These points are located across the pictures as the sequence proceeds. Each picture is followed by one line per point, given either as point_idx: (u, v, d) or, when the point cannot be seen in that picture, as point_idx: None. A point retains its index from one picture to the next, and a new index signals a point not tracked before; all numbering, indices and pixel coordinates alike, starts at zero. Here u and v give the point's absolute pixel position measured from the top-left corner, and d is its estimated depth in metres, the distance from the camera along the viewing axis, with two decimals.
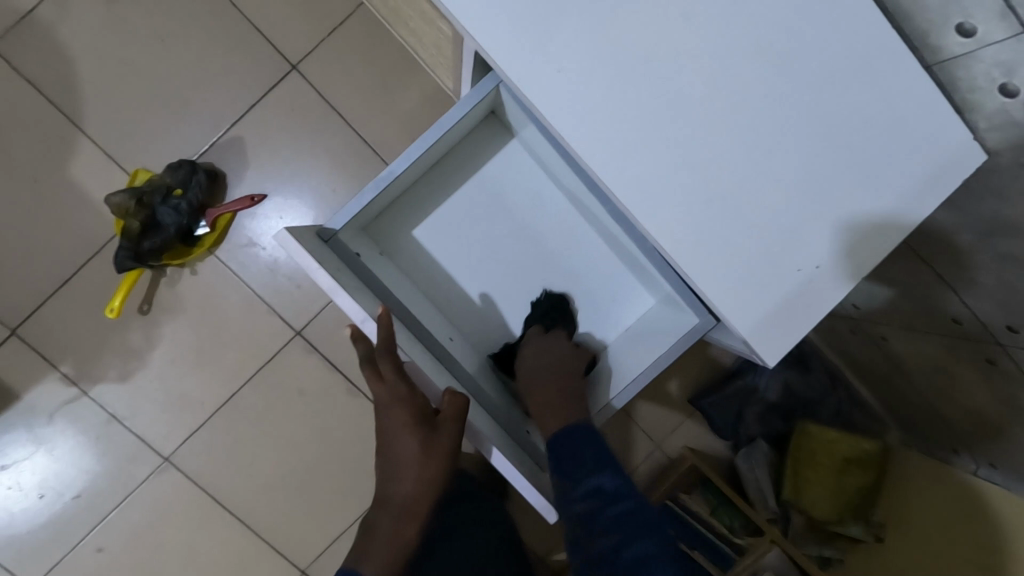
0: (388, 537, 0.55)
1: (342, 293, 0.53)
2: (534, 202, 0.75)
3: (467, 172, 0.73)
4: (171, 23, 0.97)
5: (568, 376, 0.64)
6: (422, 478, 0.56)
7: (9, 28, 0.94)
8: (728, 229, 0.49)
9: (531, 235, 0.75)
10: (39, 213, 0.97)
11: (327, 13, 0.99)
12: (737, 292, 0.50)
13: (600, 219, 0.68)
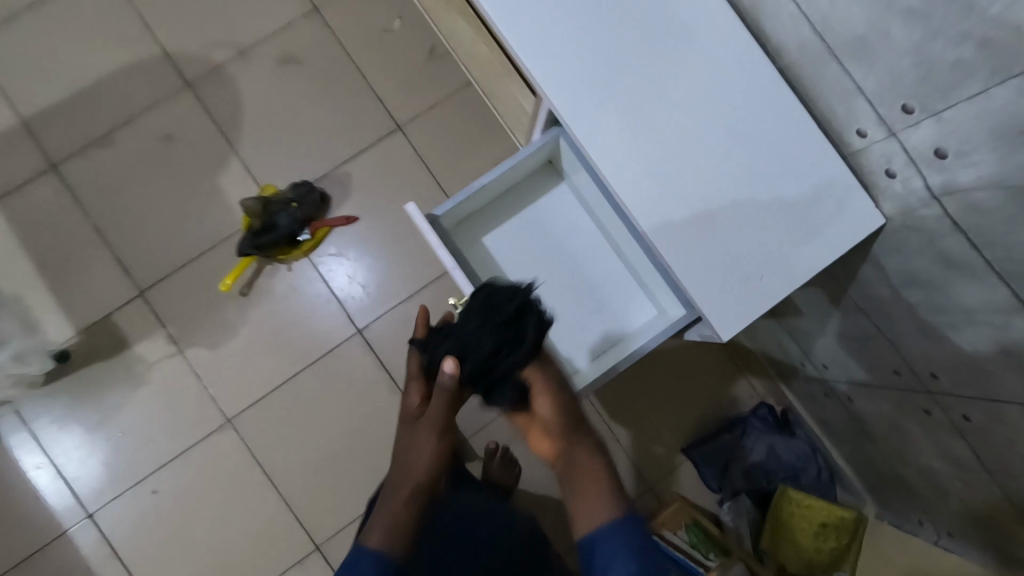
0: (389, 512, 0.64)
1: (442, 249, 0.76)
2: (575, 229, 0.92)
3: (528, 202, 0.92)
4: (317, 85, 1.30)
5: (576, 436, 0.66)
6: (428, 460, 0.67)
7: (204, 74, 1.28)
8: (709, 240, 0.71)
9: (569, 254, 0.91)
10: (186, 206, 1.25)
11: (431, 93, 1.30)
12: (735, 290, 0.70)
13: (619, 243, 0.89)
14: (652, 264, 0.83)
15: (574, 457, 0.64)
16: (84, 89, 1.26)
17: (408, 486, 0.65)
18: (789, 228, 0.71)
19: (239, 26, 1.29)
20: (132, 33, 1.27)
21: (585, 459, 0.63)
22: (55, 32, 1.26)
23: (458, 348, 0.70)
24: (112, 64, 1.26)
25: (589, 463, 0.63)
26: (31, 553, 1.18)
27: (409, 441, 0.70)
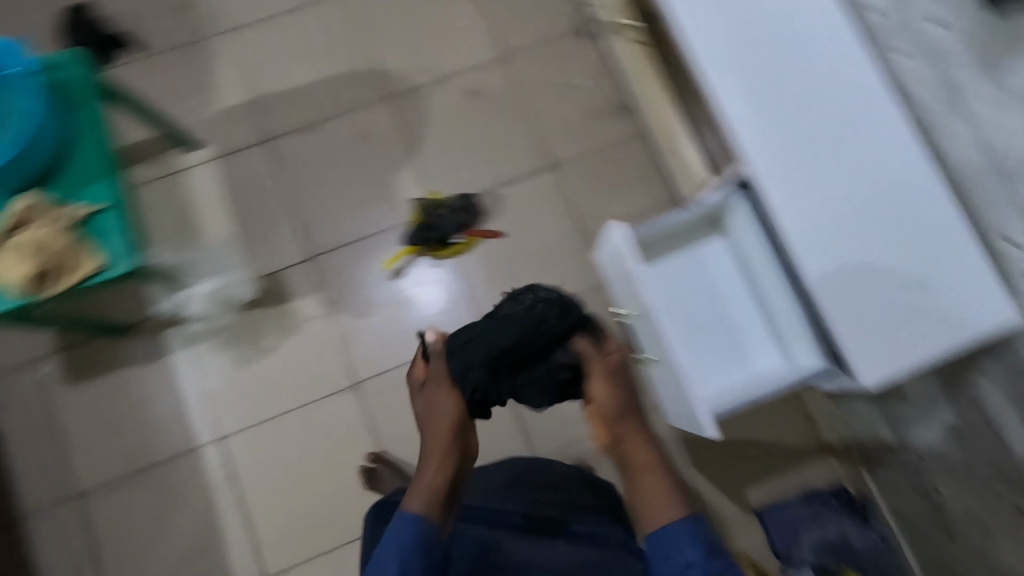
0: (429, 482, 0.79)
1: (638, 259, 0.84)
2: (719, 275, 1.02)
3: (682, 243, 1.03)
4: (494, 118, 1.50)
5: (628, 414, 0.85)
6: (449, 421, 0.86)
7: (403, 91, 1.50)
8: (859, 300, 0.84)
9: (710, 295, 1.02)
10: (364, 194, 1.45)
11: (588, 143, 1.49)
12: (876, 345, 0.83)
13: (766, 295, 0.96)
14: (803, 316, 0.90)
15: (626, 442, 0.82)
16: (305, 85, 1.49)
17: (440, 456, 0.82)
18: (962, 285, 0.82)
19: (441, 58, 1.52)
20: (355, 48, 1.52)
21: (639, 441, 0.82)
22: (293, 36, 1.52)
23: (479, 357, 0.91)
24: (332, 69, 1.50)
25: (644, 448, 0.81)
26: (163, 464, 1.33)
27: (445, 420, 0.86)
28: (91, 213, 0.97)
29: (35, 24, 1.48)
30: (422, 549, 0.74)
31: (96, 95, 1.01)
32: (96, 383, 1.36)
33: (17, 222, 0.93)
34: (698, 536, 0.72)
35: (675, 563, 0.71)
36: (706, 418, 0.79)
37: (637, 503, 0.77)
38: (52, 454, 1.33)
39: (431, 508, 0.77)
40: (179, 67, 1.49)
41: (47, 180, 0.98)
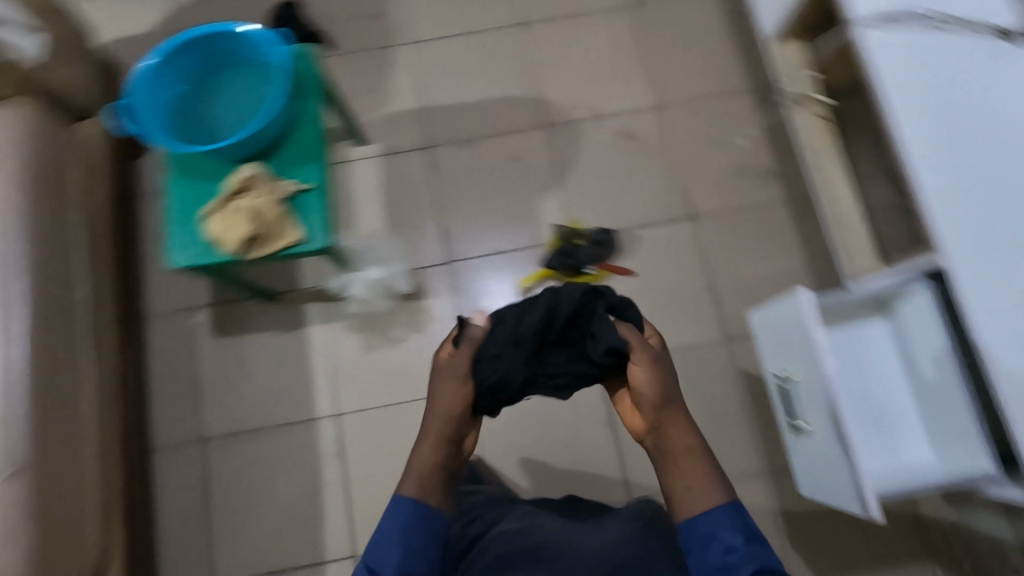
0: (427, 464, 0.85)
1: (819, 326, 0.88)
2: (880, 359, 1.02)
3: (848, 319, 1.03)
4: (643, 162, 1.55)
5: (665, 407, 0.87)
6: (448, 406, 0.88)
7: (561, 122, 1.57)
8: None
9: (869, 377, 1.01)
10: (510, 212, 1.52)
11: (730, 202, 1.52)
12: None
13: (930, 387, 0.95)
14: (974, 418, 0.89)
15: (666, 429, 0.86)
16: (473, 102, 1.58)
17: (437, 436, 0.87)
18: None
19: (604, 98, 1.59)
20: (524, 75, 1.60)
21: (675, 432, 0.85)
22: (470, 55, 1.61)
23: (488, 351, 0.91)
24: (501, 90, 1.59)
25: (678, 438, 0.85)
26: (284, 429, 1.42)
27: (447, 409, 0.88)
28: (302, 189, 1.06)
29: (246, 8, 1.63)
30: (415, 532, 0.81)
31: (319, 86, 1.12)
32: (238, 342, 1.46)
33: (240, 188, 1.03)
34: (734, 523, 0.79)
35: (716, 547, 0.78)
36: (873, 501, 0.83)
37: (675, 489, 0.83)
38: (187, 399, 1.43)
39: (425, 491, 0.84)
40: (363, 67, 1.61)
41: (267, 157, 1.09)
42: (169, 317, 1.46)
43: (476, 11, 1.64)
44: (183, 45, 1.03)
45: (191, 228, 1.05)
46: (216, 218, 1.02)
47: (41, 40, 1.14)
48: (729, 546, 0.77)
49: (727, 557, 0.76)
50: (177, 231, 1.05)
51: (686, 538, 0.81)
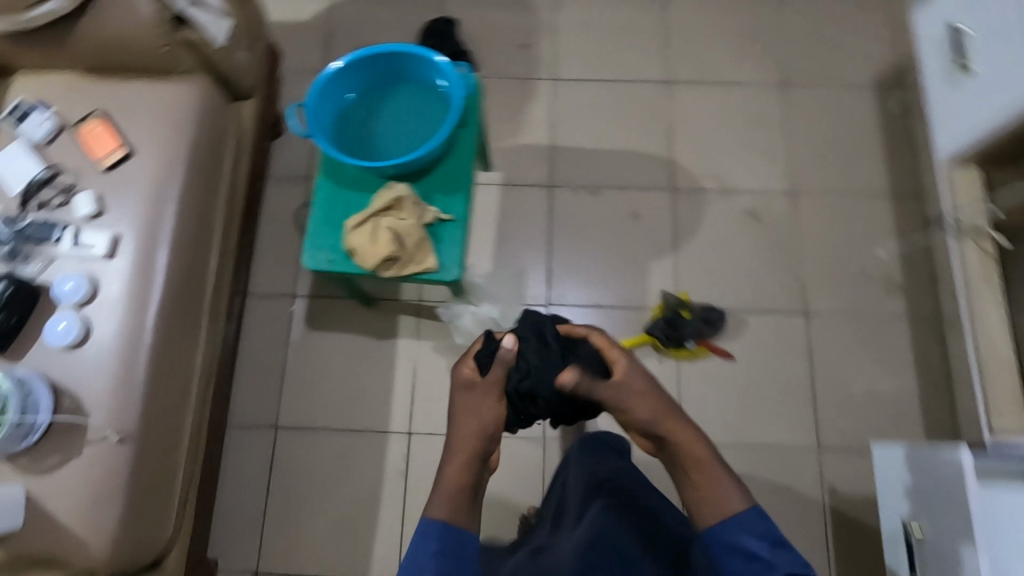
0: (459, 483, 0.82)
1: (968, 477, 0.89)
2: None
3: None
4: (763, 245, 1.50)
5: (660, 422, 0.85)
6: (477, 424, 0.86)
7: (688, 189, 1.54)
8: None
9: None
10: (618, 267, 1.50)
11: (847, 306, 1.46)
12: None
13: None
14: None
15: (669, 437, 0.84)
16: (604, 151, 1.58)
17: (465, 454, 0.84)
18: None
19: (737, 173, 1.55)
20: (659, 134, 1.59)
21: (681, 445, 0.84)
22: (609, 103, 1.61)
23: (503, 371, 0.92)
24: (633, 145, 1.58)
25: (685, 450, 0.83)
26: (354, 435, 1.42)
27: (478, 425, 0.86)
28: (442, 219, 1.07)
29: (404, 18, 1.67)
30: (447, 556, 0.78)
31: (479, 121, 1.12)
32: (328, 338, 1.47)
33: (386, 206, 1.04)
34: (761, 529, 0.79)
35: (739, 557, 0.78)
36: None
37: (693, 500, 0.83)
38: (269, 384, 1.44)
39: (456, 510, 0.80)
40: (504, 94, 1.62)
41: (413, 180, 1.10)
42: (269, 299, 1.49)
43: (624, 61, 1.64)
44: (367, 59, 1.05)
45: (335, 233, 1.07)
46: (356, 231, 1.03)
47: (224, 26, 1.12)
48: (754, 552, 0.78)
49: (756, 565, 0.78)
50: (316, 234, 1.07)
51: (710, 544, 0.80)
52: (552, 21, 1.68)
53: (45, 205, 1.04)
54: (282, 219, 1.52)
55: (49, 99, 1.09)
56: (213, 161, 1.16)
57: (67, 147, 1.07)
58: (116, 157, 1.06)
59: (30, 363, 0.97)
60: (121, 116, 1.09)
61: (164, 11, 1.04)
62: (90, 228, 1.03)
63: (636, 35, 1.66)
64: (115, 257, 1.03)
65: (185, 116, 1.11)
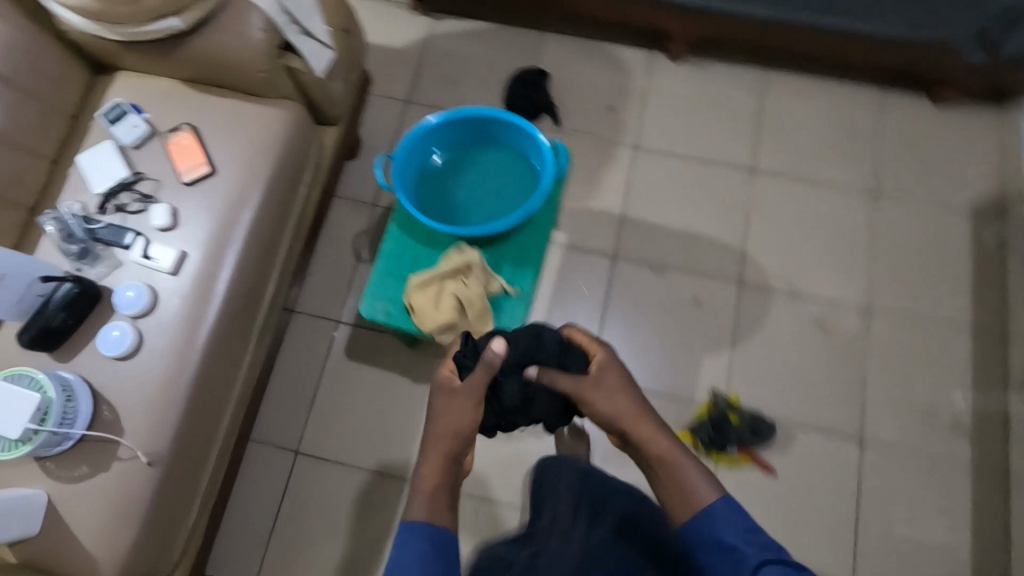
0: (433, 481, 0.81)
1: None
2: None
3: None
4: (826, 359, 1.43)
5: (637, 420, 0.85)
6: (458, 428, 0.84)
7: (756, 285, 1.48)
8: None
9: None
10: (669, 354, 1.44)
11: (906, 442, 1.37)
12: None
13: None
14: None
15: (631, 432, 0.84)
16: (675, 230, 1.53)
17: (439, 452, 0.83)
18: None
19: (809, 278, 1.49)
20: (735, 223, 1.53)
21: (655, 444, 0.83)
22: (688, 182, 1.57)
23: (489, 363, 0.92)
24: (707, 229, 1.53)
25: (660, 445, 0.83)
26: (372, 475, 1.38)
27: (455, 426, 0.85)
28: (507, 291, 1.04)
29: (496, 61, 1.66)
30: (434, 557, 0.75)
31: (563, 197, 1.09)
32: (364, 370, 1.44)
33: (454, 271, 1.01)
34: (732, 519, 0.77)
35: (720, 551, 0.76)
36: None
37: (668, 496, 0.81)
38: (298, 406, 1.43)
39: (432, 510, 0.79)
40: (582, 154, 1.59)
41: (484, 245, 1.07)
42: (313, 320, 1.47)
43: (710, 142, 1.60)
44: (464, 118, 1.03)
45: (398, 286, 1.06)
46: (417, 290, 1.01)
47: (327, 56, 1.13)
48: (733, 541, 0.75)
49: (734, 557, 0.74)
50: (378, 283, 1.06)
51: (692, 543, 0.78)
52: (644, 89, 1.65)
53: (121, 209, 1.04)
54: (341, 241, 1.52)
55: (145, 104, 1.10)
56: (290, 188, 1.15)
57: (154, 155, 1.07)
58: (199, 174, 1.06)
59: (77, 367, 0.97)
60: (211, 132, 1.09)
61: (273, 39, 1.05)
62: (160, 241, 1.03)
63: (726, 117, 1.62)
64: (179, 274, 1.02)
65: (272, 143, 1.11)
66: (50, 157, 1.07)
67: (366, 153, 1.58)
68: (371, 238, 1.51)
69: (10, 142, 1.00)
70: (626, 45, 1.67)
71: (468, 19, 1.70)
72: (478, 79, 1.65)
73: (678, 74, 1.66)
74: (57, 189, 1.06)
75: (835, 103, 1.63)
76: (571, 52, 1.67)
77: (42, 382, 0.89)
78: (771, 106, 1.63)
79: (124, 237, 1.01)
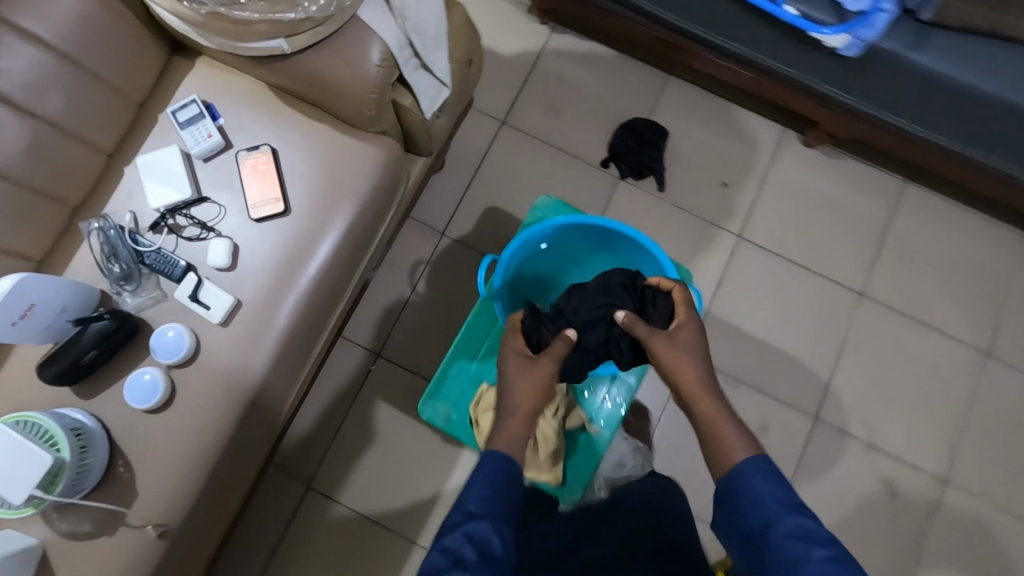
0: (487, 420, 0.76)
1: None
2: None
3: None
4: (885, 525, 1.31)
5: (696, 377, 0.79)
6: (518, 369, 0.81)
7: (832, 426, 1.35)
8: None
9: None
10: None
11: None
12: None
13: None
14: None
15: (685, 388, 0.80)
16: (761, 342, 1.38)
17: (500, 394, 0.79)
18: None
19: (890, 433, 1.36)
20: (828, 350, 1.38)
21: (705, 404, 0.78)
22: (788, 290, 1.41)
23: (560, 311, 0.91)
24: (795, 350, 1.38)
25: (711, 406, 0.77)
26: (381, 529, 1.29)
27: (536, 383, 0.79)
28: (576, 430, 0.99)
29: (611, 98, 1.46)
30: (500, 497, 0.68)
31: None
32: (396, 415, 1.32)
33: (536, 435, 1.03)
34: (771, 477, 0.69)
35: (753, 509, 0.67)
36: None
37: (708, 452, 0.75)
38: (319, 437, 1.31)
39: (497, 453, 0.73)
40: (680, 232, 1.42)
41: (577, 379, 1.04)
42: (353, 347, 1.34)
43: (823, 251, 1.42)
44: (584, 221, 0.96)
45: (460, 391, 0.93)
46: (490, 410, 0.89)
47: (440, 95, 0.97)
48: (771, 497, 0.67)
49: (762, 512, 0.67)
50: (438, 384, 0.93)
51: (724, 496, 0.71)
52: (766, 172, 1.45)
53: (177, 232, 0.90)
54: (399, 266, 1.37)
55: (224, 109, 0.94)
56: (367, 235, 1.01)
57: (224, 174, 0.93)
58: (270, 212, 0.91)
59: (97, 410, 0.86)
60: (293, 161, 0.94)
61: (390, 76, 0.87)
62: (214, 281, 0.89)
63: (848, 226, 1.44)
64: (227, 326, 0.89)
65: (359, 190, 0.95)
66: (106, 152, 0.92)
67: (446, 173, 1.41)
68: (433, 271, 1.37)
69: (66, 133, 0.85)
70: (759, 116, 1.47)
71: (591, 42, 1.48)
72: (587, 114, 1.45)
73: (808, 163, 1.46)
74: (108, 189, 0.92)
75: (973, 239, 1.44)
76: (697, 109, 1.47)
77: (53, 435, 0.79)
78: (901, 226, 1.44)
79: (174, 270, 0.88)
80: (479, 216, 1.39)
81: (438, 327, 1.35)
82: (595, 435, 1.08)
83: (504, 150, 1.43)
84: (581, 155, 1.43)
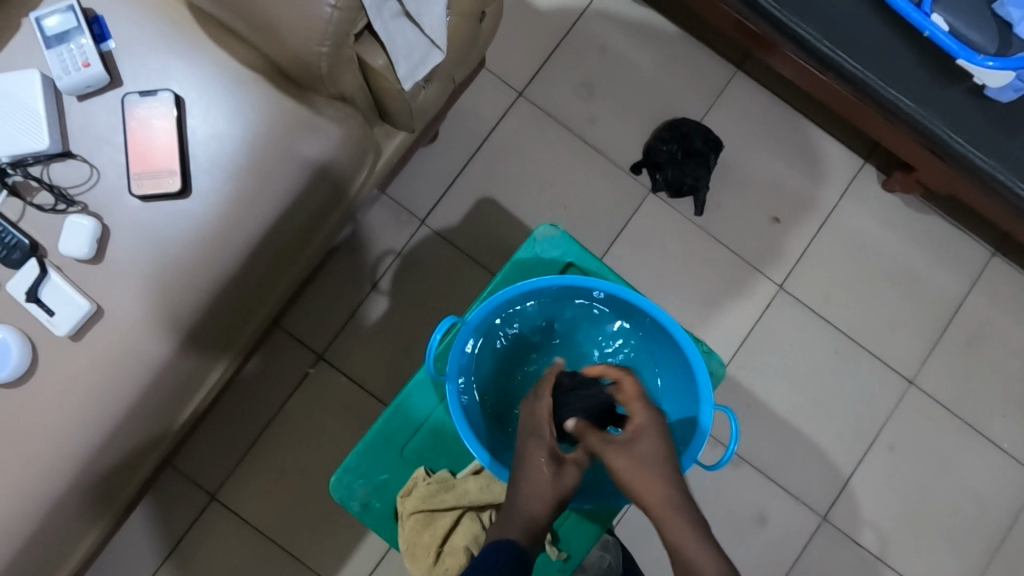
0: None
1: None
2: None
3: None
4: None
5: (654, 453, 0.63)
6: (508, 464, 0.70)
7: (839, 532, 1.14)
8: None
9: None
10: None
11: None
12: None
13: None
14: None
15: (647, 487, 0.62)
16: (778, 418, 1.15)
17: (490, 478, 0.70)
18: None
19: (903, 548, 1.15)
20: (854, 440, 1.15)
21: None
22: (825, 361, 1.16)
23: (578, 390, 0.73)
24: (815, 435, 1.15)
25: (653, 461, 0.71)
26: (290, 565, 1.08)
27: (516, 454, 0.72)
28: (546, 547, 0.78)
29: (661, 86, 1.16)
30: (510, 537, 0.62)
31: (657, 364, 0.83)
32: (331, 435, 1.07)
33: None
34: None
35: None
36: None
37: None
38: (232, 441, 1.06)
39: None
40: (712, 270, 1.15)
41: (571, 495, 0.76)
42: (291, 343, 1.08)
43: (875, 321, 1.17)
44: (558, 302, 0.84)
45: (388, 471, 0.76)
46: (419, 511, 0.74)
47: (431, 59, 0.66)
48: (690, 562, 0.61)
49: None
50: (363, 458, 0.76)
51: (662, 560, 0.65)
52: (830, 212, 1.17)
53: (28, 196, 0.68)
54: (363, 253, 1.10)
55: (119, 29, 0.68)
56: (301, 237, 0.75)
57: (109, 124, 0.68)
58: (158, 190, 0.66)
59: None
60: (205, 121, 0.69)
61: (351, 24, 0.58)
62: (65, 274, 0.67)
63: (913, 297, 1.18)
64: (77, 341, 0.67)
65: (288, 173, 0.69)
66: None
67: (440, 143, 1.12)
68: (402, 266, 1.10)
69: None
70: (838, 141, 1.18)
71: (649, 10, 1.17)
72: (627, 102, 1.16)
73: (883, 212, 1.18)
74: None
75: None
76: (763, 117, 1.17)
77: None
78: (976, 309, 1.18)
79: (11, 251, 0.66)
80: (471, 207, 1.12)
81: (398, 336, 1.09)
82: (557, 559, 0.78)
83: (517, 129, 1.14)
84: (609, 153, 1.15)
